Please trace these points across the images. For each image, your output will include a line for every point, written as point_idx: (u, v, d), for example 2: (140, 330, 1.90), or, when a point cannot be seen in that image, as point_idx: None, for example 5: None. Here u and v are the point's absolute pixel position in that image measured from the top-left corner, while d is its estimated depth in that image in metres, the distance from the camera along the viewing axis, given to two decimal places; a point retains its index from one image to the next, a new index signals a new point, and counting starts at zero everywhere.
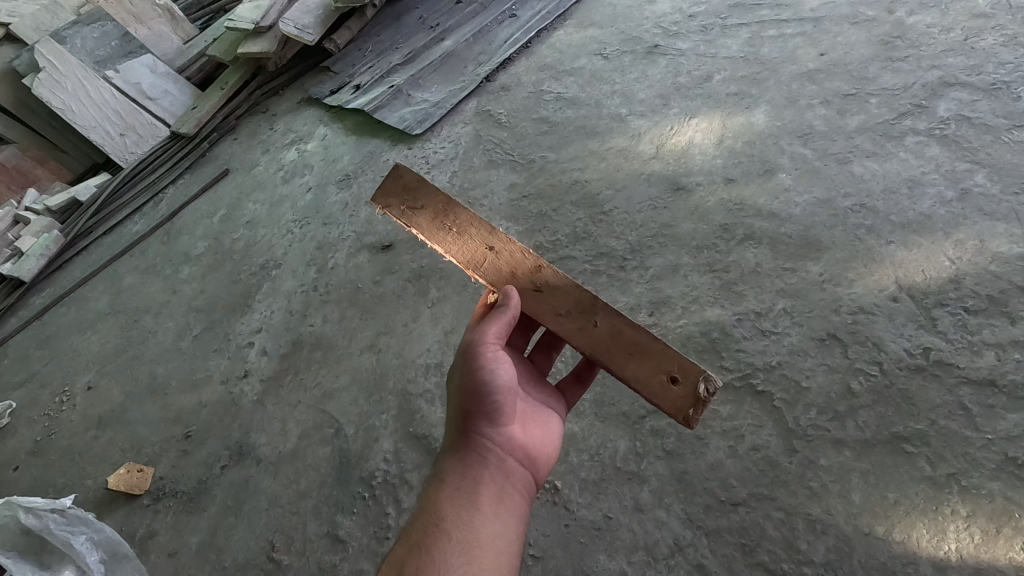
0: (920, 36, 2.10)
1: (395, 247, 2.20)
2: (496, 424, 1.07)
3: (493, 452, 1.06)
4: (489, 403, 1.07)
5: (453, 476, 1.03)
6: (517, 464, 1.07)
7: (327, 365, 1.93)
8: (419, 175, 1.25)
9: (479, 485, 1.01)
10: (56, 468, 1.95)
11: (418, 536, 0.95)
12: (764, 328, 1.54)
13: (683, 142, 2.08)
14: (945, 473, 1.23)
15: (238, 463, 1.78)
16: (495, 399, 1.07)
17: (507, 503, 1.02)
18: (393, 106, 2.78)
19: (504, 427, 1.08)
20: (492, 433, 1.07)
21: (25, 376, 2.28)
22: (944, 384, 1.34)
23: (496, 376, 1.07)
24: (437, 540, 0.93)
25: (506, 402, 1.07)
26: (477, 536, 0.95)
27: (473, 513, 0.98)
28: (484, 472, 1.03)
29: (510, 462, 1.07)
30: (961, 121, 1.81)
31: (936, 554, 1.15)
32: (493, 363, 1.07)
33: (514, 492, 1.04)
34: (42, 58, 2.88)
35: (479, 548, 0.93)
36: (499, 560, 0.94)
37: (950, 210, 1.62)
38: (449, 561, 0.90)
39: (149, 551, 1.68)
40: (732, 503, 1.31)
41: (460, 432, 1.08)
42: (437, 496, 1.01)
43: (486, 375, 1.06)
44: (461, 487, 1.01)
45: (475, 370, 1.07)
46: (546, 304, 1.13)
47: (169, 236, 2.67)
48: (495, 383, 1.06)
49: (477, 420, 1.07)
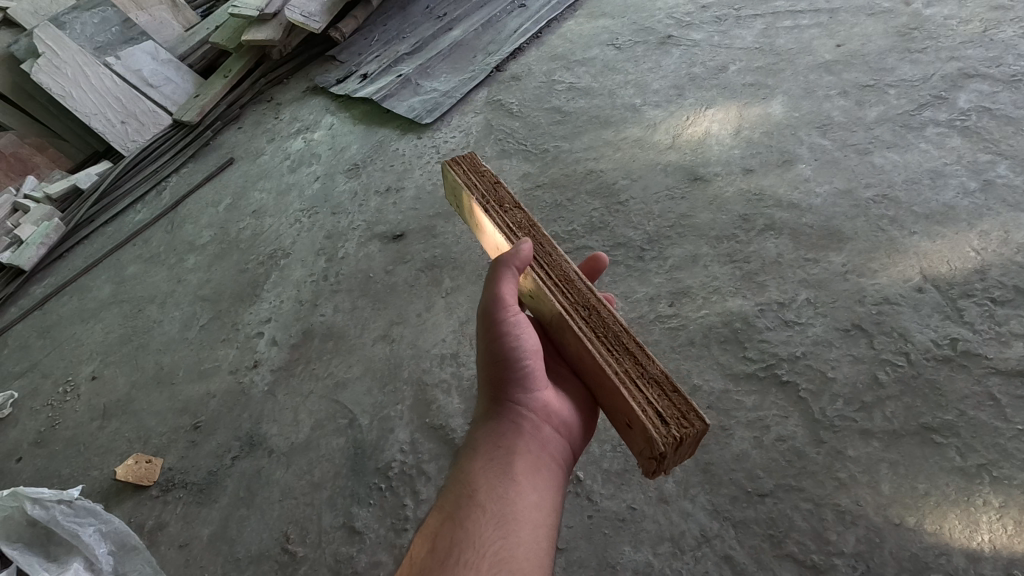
0: (937, 28, 2.09)
1: (407, 236, 2.17)
2: (530, 392, 1.05)
3: (528, 420, 1.03)
4: (520, 368, 1.04)
5: (487, 445, 1.01)
6: (552, 432, 1.05)
7: (339, 355, 1.90)
8: (462, 166, 1.27)
9: (515, 454, 0.99)
10: (60, 459, 1.91)
11: (452, 507, 0.94)
12: (787, 319, 1.52)
13: (700, 133, 2.06)
14: (975, 464, 1.23)
15: (249, 454, 1.75)
16: (524, 366, 1.04)
17: (543, 473, 0.99)
18: (402, 95, 2.75)
19: (537, 395, 1.05)
20: (525, 401, 1.04)
21: (26, 366, 2.23)
22: (972, 374, 1.34)
23: (522, 341, 1.04)
24: (473, 510, 0.91)
25: (537, 368, 1.05)
26: (515, 506, 0.92)
27: (511, 483, 0.95)
28: (519, 441, 1.00)
29: (545, 430, 1.04)
30: (982, 113, 1.80)
31: (969, 545, 1.14)
32: (515, 332, 1.03)
33: (549, 462, 1.02)
34: (41, 43, 2.81)
35: (516, 519, 0.91)
36: (538, 532, 0.91)
37: (974, 200, 1.61)
38: (485, 533, 0.88)
39: (158, 544, 1.65)
40: (759, 494, 1.29)
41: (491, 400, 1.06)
42: (470, 465, 0.99)
43: (512, 341, 1.03)
44: (496, 456, 0.99)
45: (501, 337, 1.03)
46: (539, 309, 1.08)
47: (173, 225, 2.63)
48: (522, 348, 1.03)
49: (509, 389, 1.05)
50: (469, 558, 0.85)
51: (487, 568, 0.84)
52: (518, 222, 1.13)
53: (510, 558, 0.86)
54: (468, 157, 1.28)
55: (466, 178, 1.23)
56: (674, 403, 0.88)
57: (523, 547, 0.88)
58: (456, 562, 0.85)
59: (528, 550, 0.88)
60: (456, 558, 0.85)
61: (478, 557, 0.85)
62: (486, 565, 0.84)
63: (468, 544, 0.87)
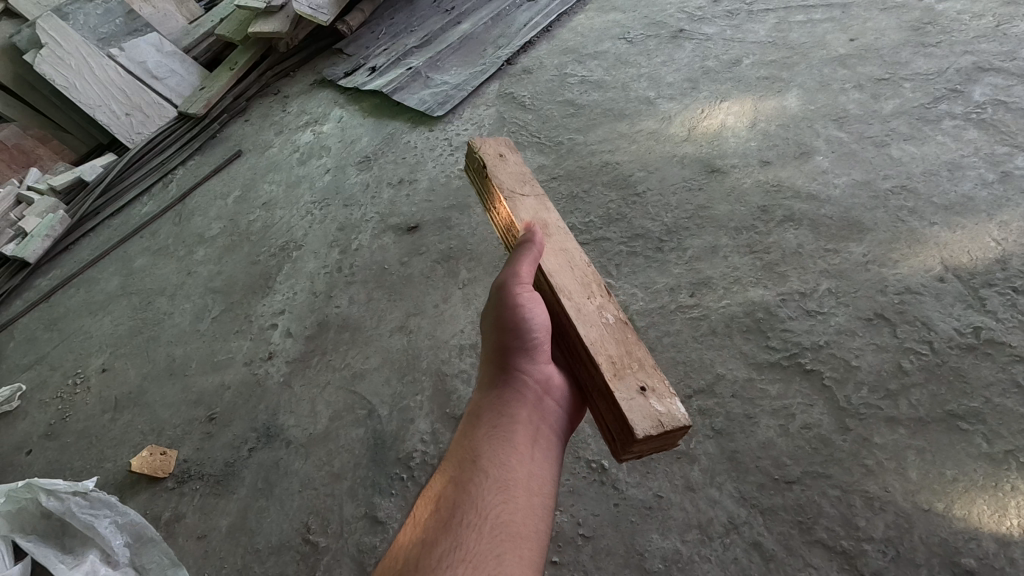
0: (951, 22, 2.11)
1: (422, 228, 2.16)
2: (535, 363, 0.99)
3: (531, 391, 0.96)
4: (527, 338, 0.99)
5: (488, 412, 0.92)
6: (554, 404, 0.98)
7: (355, 346, 1.89)
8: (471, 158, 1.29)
9: (517, 420, 0.91)
10: (72, 451, 1.89)
11: (452, 472, 0.84)
12: (810, 308, 1.53)
13: (716, 125, 2.07)
14: (1002, 450, 1.24)
15: (267, 445, 1.74)
16: (529, 340, 0.99)
17: (545, 445, 0.91)
18: (413, 87, 2.73)
19: (541, 366, 0.99)
20: (527, 370, 0.98)
21: (34, 359, 2.20)
22: (997, 362, 1.35)
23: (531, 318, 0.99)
24: (475, 475, 0.82)
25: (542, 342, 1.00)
26: (517, 472, 0.84)
27: (512, 449, 0.87)
28: (520, 409, 0.93)
29: (547, 402, 0.97)
30: (997, 106, 1.82)
31: (999, 529, 1.15)
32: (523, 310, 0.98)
33: (549, 434, 0.94)
34: (45, 34, 2.78)
35: (518, 485, 0.82)
36: (538, 500, 0.82)
37: (992, 191, 1.63)
38: (486, 498, 0.79)
39: (176, 535, 1.63)
40: (787, 481, 1.29)
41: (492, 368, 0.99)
42: (470, 432, 0.90)
43: (519, 317, 0.98)
44: (497, 422, 0.90)
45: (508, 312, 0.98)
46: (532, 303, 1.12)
47: (181, 217, 2.61)
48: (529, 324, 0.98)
49: (514, 358, 0.98)
50: (470, 523, 0.76)
51: (489, 534, 0.75)
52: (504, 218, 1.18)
53: (511, 525, 0.77)
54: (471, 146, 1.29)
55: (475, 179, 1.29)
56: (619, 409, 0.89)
57: (523, 514, 0.79)
58: (456, 526, 0.75)
59: (529, 519, 0.79)
60: (456, 523, 0.76)
61: (478, 521, 0.76)
62: (486, 531, 0.75)
63: (470, 509, 0.78)
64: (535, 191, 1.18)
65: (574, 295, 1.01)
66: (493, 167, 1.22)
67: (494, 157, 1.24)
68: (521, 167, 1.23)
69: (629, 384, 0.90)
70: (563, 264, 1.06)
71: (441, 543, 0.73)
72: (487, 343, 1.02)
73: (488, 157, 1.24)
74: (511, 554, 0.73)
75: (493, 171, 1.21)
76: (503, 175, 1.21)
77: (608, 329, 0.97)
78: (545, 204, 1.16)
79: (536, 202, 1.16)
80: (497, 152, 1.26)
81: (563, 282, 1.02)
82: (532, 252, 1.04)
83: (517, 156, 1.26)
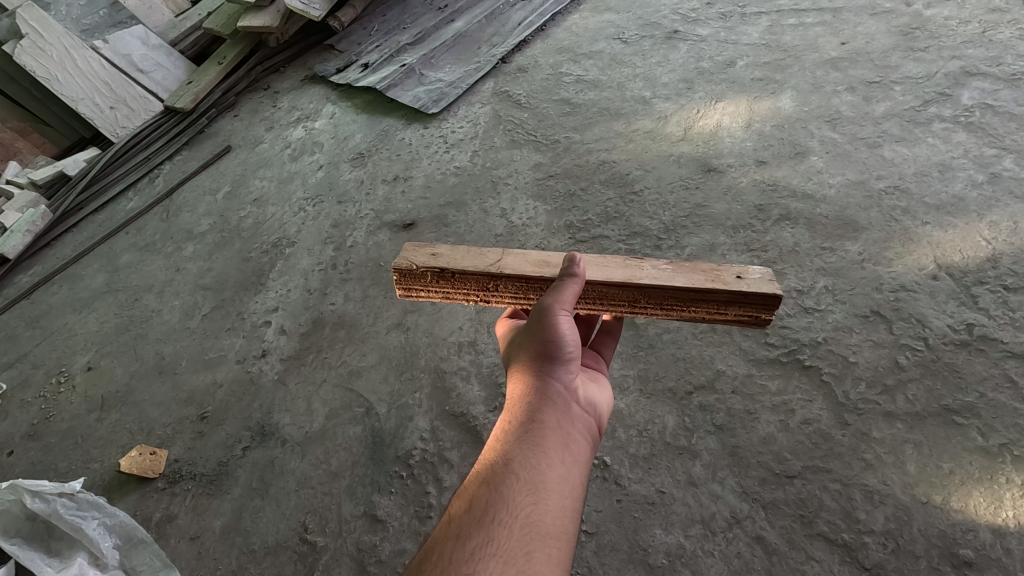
0: (938, 28, 2.16)
1: (418, 225, 2.14)
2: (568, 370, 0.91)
3: (564, 396, 0.89)
4: (562, 349, 0.90)
5: (519, 415, 0.85)
6: (581, 408, 0.91)
7: (352, 344, 1.87)
8: (415, 256, 1.05)
9: (546, 425, 0.84)
10: (56, 453, 1.82)
11: (484, 471, 0.79)
12: (807, 306, 1.55)
13: (711, 125, 2.09)
14: (997, 443, 1.27)
15: (262, 444, 1.71)
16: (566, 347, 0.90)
17: (576, 450, 0.85)
18: (406, 84, 2.71)
19: (572, 371, 0.92)
20: (557, 378, 0.90)
21: (14, 357, 2.12)
22: (990, 358, 1.39)
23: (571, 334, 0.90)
24: (505, 477, 0.77)
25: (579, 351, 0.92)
26: (547, 475, 0.78)
27: (545, 451, 0.81)
28: (549, 412, 0.86)
29: (577, 407, 0.90)
30: (985, 109, 1.87)
31: (994, 520, 1.17)
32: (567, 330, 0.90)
33: (581, 437, 0.87)
34: (24, 24, 2.68)
35: (548, 488, 0.77)
36: (568, 502, 0.77)
37: (982, 192, 1.67)
38: (517, 499, 0.75)
39: (167, 537, 1.58)
40: (788, 476, 1.31)
41: (522, 373, 0.91)
42: (499, 434, 0.84)
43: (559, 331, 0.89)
44: (527, 425, 0.83)
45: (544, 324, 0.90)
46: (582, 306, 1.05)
47: (169, 213, 2.55)
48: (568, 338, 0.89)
49: (549, 364, 0.90)
50: (502, 522, 0.72)
51: (518, 535, 0.71)
52: (514, 283, 1.04)
53: (541, 526, 0.73)
54: (396, 275, 1.07)
55: (434, 265, 1.04)
56: (744, 302, 0.96)
57: (552, 517, 0.75)
58: (487, 523, 0.72)
59: (559, 521, 0.75)
60: (488, 521, 0.72)
61: (509, 522, 0.72)
62: (517, 532, 0.72)
63: (500, 507, 0.74)
64: (500, 248, 1.07)
65: (630, 274, 0.99)
66: (446, 264, 1.04)
67: (431, 256, 1.05)
68: (460, 246, 1.07)
69: (731, 280, 0.96)
70: (591, 263, 1.01)
71: (473, 539, 0.70)
72: (521, 348, 0.92)
73: (430, 265, 1.04)
74: (541, 554, 0.70)
75: (453, 266, 1.04)
76: (466, 260, 1.05)
77: (679, 268, 0.99)
78: (520, 250, 1.07)
79: (512, 254, 1.05)
80: (425, 252, 1.07)
81: (621, 275, 0.99)
82: (575, 275, 0.94)
83: (444, 244, 1.08)
